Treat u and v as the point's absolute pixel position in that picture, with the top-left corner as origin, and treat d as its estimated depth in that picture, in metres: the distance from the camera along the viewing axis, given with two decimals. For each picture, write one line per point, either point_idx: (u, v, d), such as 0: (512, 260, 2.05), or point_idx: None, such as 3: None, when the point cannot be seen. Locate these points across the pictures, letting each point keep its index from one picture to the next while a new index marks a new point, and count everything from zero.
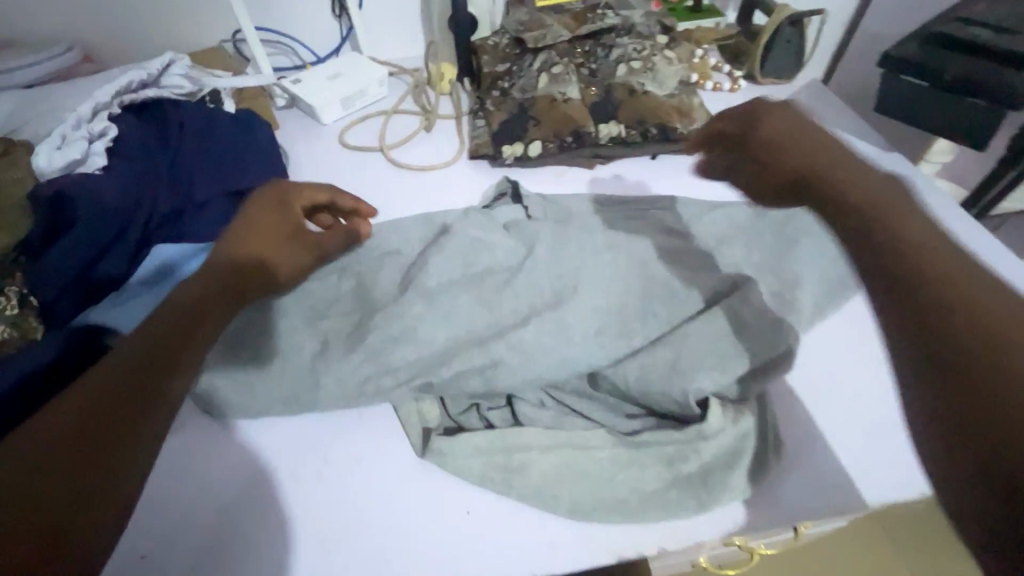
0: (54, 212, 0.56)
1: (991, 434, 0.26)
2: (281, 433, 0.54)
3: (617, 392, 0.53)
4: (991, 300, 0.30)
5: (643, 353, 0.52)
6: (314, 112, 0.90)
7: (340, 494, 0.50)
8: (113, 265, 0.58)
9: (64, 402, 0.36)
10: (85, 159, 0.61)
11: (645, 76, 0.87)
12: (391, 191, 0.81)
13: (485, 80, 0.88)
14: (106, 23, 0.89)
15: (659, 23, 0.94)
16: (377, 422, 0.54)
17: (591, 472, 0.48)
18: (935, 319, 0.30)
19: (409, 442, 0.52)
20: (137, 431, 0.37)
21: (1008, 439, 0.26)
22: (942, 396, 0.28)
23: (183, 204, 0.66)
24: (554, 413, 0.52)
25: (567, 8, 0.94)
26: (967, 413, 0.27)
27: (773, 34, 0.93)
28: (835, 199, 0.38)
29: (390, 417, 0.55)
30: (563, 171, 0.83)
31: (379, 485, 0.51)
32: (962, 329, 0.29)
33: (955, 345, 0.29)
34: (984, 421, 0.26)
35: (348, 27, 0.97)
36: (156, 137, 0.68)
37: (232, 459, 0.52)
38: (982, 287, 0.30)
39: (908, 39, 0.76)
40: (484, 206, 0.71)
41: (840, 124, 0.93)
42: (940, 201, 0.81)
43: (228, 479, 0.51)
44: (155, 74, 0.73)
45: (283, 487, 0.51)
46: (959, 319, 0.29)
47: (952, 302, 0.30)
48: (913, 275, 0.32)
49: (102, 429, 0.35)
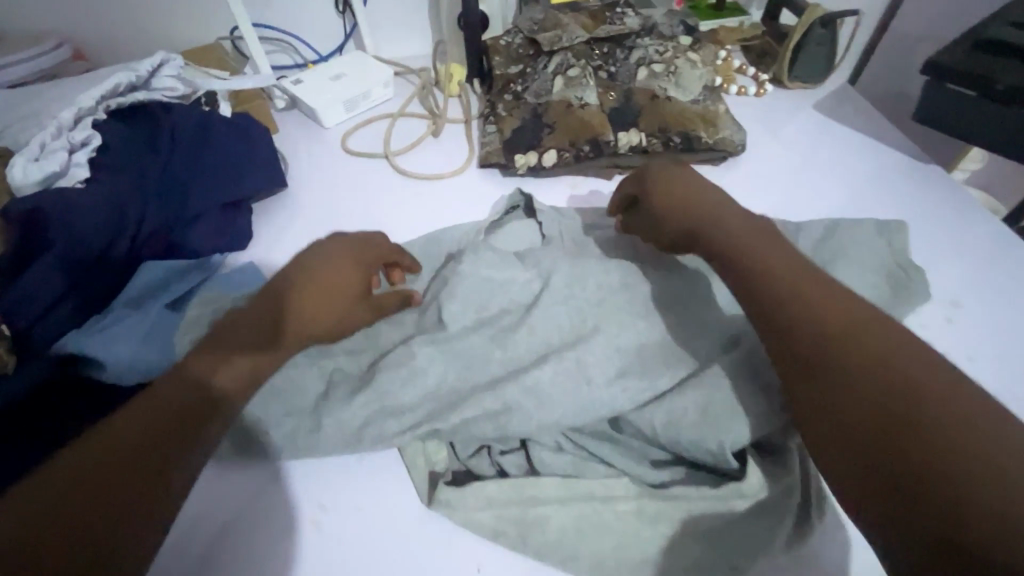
0: (32, 230, 0.52)
1: (919, 498, 0.31)
2: (275, 475, 0.50)
3: (642, 437, 0.48)
4: (910, 377, 0.36)
5: (672, 395, 0.47)
6: (315, 115, 0.85)
7: (338, 546, 0.46)
8: (96, 286, 0.55)
9: (122, 422, 0.41)
10: (65, 171, 0.56)
11: (667, 81, 0.82)
12: (396, 202, 0.76)
13: (497, 82, 0.83)
14: (95, 18, 0.84)
15: (682, 23, 0.89)
16: (379, 463, 0.50)
17: (615, 529, 0.44)
18: (870, 399, 0.36)
19: (414, 488, 0.48)
20: (173, 462, 0.41)
21: (920, 494, 0.31)
22: (881, 468, 0.34)
23: (174, 220, 0.62)
24: (573, 460, 0.48)
25: (584, 6, 0.88)
26: (899, 481, 0.32)
27: (804, 36, 0.87)
28: (775, 285, 0.44)
29: (394, 458, 0.50)
30: (579, 181, 0.78)
31: (382, 537, 0.46)
32: (891, 406, 0.35)
33: (887, 421, 0.35)
34: (915, 488, 0.32)
35: (352, 24, 0.91)
36: (145, 144, 0.63)
37: (221, 505, 0.48)
38: (901, 365, 0.37)
39: (958, 43, 0.72)
40: (493, 220, 0.66)
41: (873, 132, 0.88)
42: (982, 219, 0.76)
43: (216, 528, 0.47)
44: (145, 75, 0.68)
45: (276, 537, 0.46)
46: (873, 386, 0.36)
47: (879, 384, 0.36)
48: (850, 362, 0.38)
49: (144, 455, 0.40)
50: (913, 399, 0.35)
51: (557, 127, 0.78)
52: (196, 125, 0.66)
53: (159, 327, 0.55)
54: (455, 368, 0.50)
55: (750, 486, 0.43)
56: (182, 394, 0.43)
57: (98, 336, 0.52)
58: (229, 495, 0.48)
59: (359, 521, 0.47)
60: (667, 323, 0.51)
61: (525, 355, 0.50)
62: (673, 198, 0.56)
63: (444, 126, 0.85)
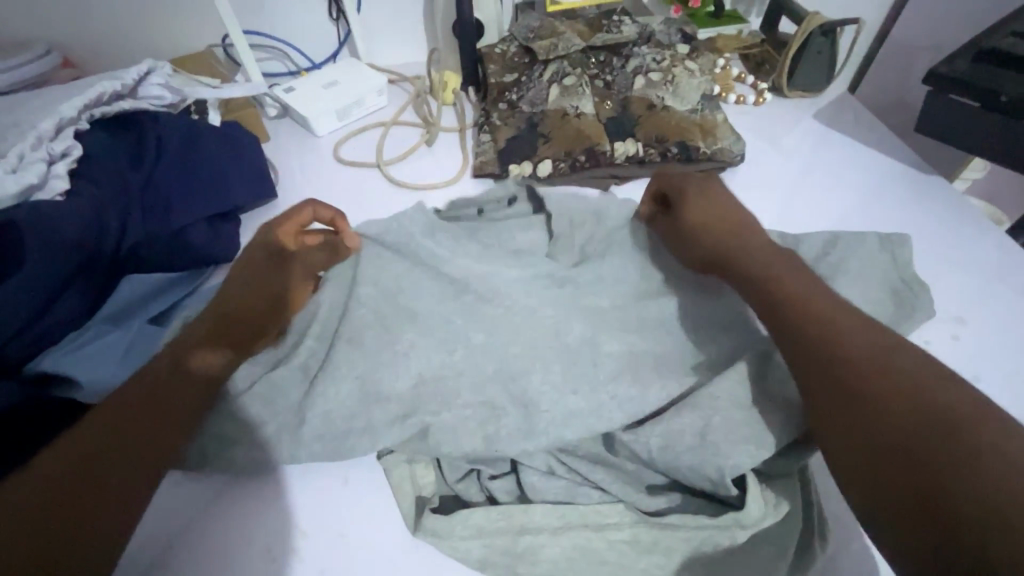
0: (4, 245, 0.49)
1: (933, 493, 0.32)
2: (254, 500, 0.47)
3: (639, 460, 0.46)
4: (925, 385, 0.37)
5: (669, 419, 0.45)
6: (306, 124, 0.84)
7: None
8: (74, 301, 0.53)
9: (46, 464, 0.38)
10: (43, 183, 0.54)
11: (664, 89, 0.80)
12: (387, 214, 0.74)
13: (491, 91, 0.81)
14: (84, 24, 0.83)
15: (680, 31, 0.88)
16: (364, 486, 0.48)
17: (609, 559, 0.42)
18: (886, 402, 0.37)
19: (400, 514, 0.46)
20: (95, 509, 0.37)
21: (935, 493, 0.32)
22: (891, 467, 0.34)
23: (159, 231, 0.60)
24: (566, 485, 0.46)
25: (580, 14, 0.87)
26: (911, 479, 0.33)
27: (804, 44, 0.86)
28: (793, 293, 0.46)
29: (379, 482, 0.48)
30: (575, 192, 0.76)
31: (365, 566, 0.44)
32: (904, 407, 0.36)
33: (898, 421, 0.35)
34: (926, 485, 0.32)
35: (346, 31, 0.90)
36: (128, 155, 0.61)
37: (197, 532, 0.46)
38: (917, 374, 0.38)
39: (959, 55, 0.70)
40: (483, 211, 0.61)
41: (875, 142, 0.86)
42: (988, 231, 0.74)
43: (191, 557, 0.45)
44: (131, 83, 0.66)
45: (254, 567, 0.44)
46: (887, 387, 0.37)
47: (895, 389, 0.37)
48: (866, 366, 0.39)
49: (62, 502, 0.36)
50: (931, 402, 0.36)
51: (553, 136, 0.76)
52: (181, 133, 0.65)
53: (139, 343, 0.54)
54: (443, 388, 0.48)
55: (750, 515, 0.41)
56: (108, 428, 0.40)
57: (76, 353, 0.51)
58: (207, 520, 0.46)
59: (342, 549, 0.45)
60: None
61: (515, 374, 0.48)
62: (701, 234, 0.56)
63: (438, 135, 0.84)
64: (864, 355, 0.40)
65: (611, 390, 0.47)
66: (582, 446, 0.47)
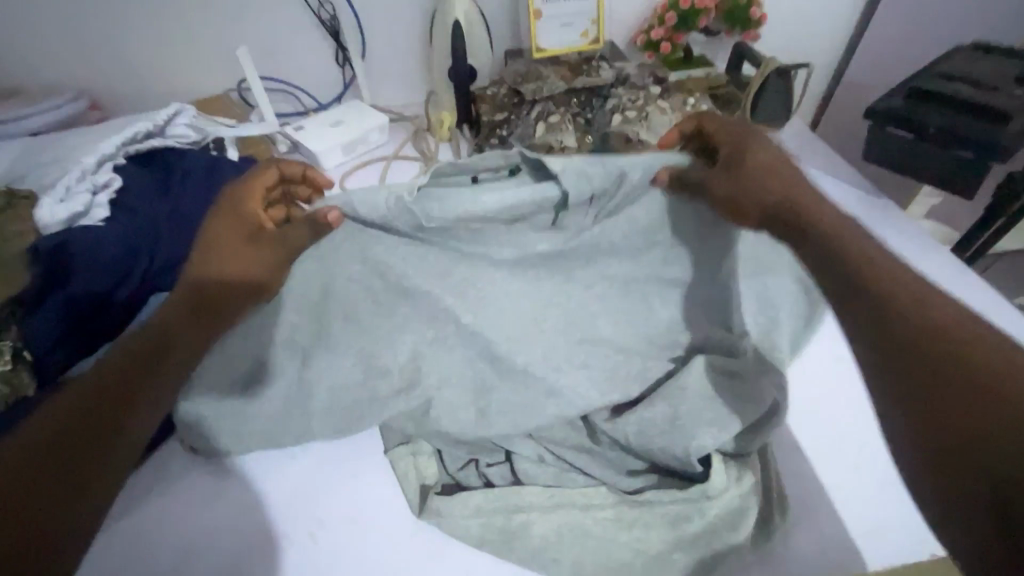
0: (54, 265, 0.56)
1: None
2: (277, 488, 0.53)
3: (618, 447, 0.52)
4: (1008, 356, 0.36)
5: (643, 408, 0.51)
6: (315, 159, 0.92)
7: (331, 552, 0.48)
8: (109, 318, 0.58)
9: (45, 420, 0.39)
10: (88, 211, 0.61)
11: (639, 125, 0.89)
12: None
13: (484, 128, 0.90)
14: (114, 71, 0.91)
15: (652, 74, 0.98)
16: (373, 477, 0.53)
17: (594, 533, 0.47)
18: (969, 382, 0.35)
19: (405, 499, 0.51)
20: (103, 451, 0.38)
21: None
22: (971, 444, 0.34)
23: (184, 252, 0.65)
24: (555, 470, 0.51)
25: (563, 60, 0.97)
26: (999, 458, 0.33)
27: (763, 85, 0.96)
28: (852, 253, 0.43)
29: (386, 472, 0.54)
30: None
31: (372, 543, 0.49)
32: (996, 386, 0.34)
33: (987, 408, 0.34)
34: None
35: (351, 76, 0.99)
36: (160, 186, 0.69)
37: (220, 515, 0.51)
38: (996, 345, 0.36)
39: (892, 93, 0.79)
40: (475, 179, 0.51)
41: (831, 171, 0.96)
42: (929, 248, 0.82)
43: (215, 536, 0.49)
44: (161, 124, 0.75)
45: (272, 546, 0.49)
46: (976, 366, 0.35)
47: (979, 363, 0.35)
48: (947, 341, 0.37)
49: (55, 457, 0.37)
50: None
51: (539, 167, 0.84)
52: (208, 168, 0.72)
53: None
54: (445, 386, 0.54)
55: (714, 486, 0.47)
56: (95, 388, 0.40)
57: None
58: (230, 509, 0.51)
59: (352, 531, 0.50)
60: (641, 342, 0.56)
61: (511, 369, 0.54)
62: (769, 176, 0.47)
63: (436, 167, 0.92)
64: (938, 318, 0.38)
65: (593, 386, 0.54)
66: (567, 436, 0.54)
